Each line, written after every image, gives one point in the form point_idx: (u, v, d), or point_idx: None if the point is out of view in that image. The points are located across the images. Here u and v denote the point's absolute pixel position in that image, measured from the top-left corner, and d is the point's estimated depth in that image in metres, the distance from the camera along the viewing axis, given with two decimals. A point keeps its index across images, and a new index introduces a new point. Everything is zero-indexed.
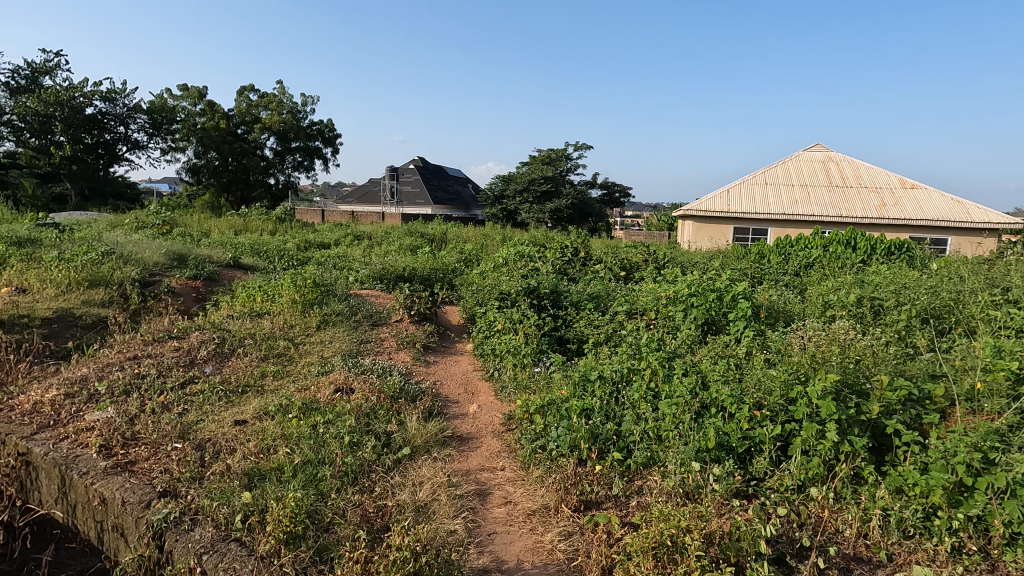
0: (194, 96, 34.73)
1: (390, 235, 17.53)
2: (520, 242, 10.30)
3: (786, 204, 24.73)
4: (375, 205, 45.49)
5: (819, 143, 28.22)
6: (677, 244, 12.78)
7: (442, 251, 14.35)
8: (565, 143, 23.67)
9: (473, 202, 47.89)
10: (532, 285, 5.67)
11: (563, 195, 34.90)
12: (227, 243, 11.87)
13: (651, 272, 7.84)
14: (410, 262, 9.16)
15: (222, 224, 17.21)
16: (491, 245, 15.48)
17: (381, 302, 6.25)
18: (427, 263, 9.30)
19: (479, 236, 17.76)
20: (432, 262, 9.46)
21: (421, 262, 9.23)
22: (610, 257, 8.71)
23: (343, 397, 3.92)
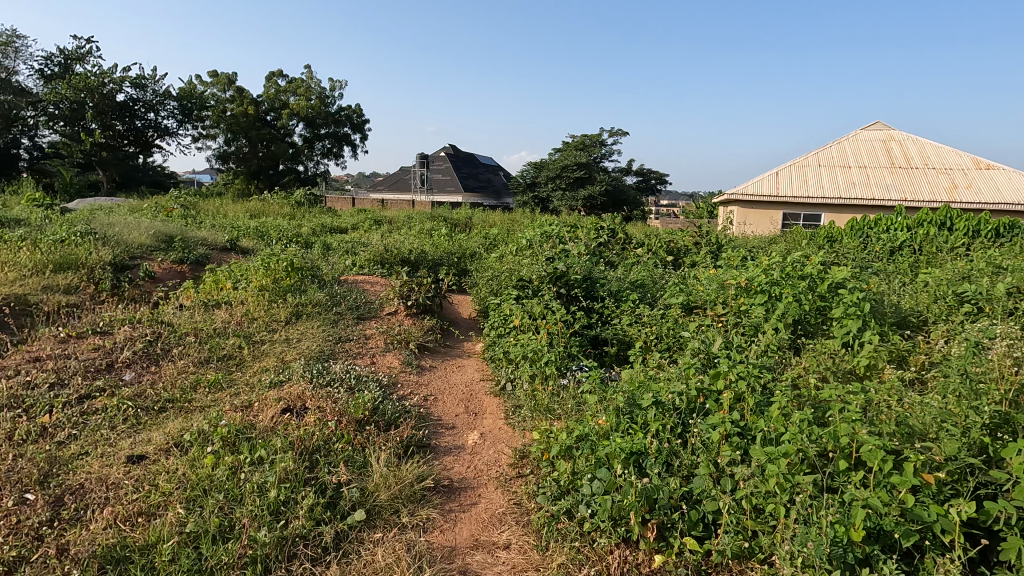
0: (224, 82, 34.59)
1: (412, 220, 16.53)
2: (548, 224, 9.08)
3: (843, 188, 22.70)
4: (405, 193, 44.86)
5: (879, 120, 25.86)
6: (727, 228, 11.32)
7: (465, 237, 13.22)
8: (600, 126, 22.23)
9: (504, 190, 46.67)
10: (559, 271, 4.46)
11: (598, 181, 33.34)
12: (232, 226, 11.02)
13: (704, 257, 6.53)
14: (422, 245, 8.04)
15: (238, 209, 16.48)
16: (518, 230, 14.25)
17: (374, 290, 5.14)
18: (442, 247, 8.19)
19: (507, 221, 16.59)
20: (448, 246, 8.34)
21: (434, 246, 8.11)
22: (654, 240, 7.41)
23: (291, 423, 2.82)
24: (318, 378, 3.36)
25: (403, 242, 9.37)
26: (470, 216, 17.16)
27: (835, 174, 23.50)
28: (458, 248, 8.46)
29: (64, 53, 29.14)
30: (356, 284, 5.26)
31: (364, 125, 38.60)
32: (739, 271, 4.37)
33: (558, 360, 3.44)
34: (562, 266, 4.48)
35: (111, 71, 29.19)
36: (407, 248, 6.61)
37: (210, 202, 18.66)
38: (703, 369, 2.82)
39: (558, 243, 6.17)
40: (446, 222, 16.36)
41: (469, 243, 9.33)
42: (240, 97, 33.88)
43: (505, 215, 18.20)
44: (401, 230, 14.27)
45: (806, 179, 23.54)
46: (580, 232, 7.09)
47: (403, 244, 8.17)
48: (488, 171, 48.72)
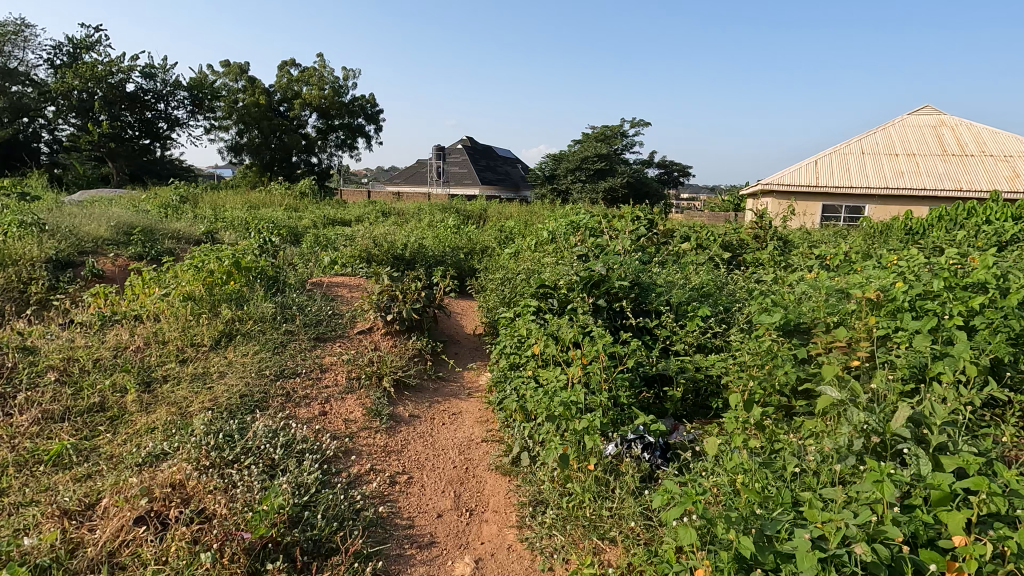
0: (235, 71, 33.82)
1: (422, 212, 15.32)
2: (572, 215, 7.81)
3: (890, 177, 21.00)
4: (421, 185, 43.80)
5: (928, 104, 23.90)
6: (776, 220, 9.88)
7: (477, 231, 12.00)
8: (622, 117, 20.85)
9: (522, 182, 45.38)
10: (597, 276, 3.21)
11: (619, 173, 31.89)
12: (219, 217, 9.93)
13: (771, 254, 5.21)
14: (424, 239, 6.84)
15: (238, 201, 15.47)
16: (536, 224, 12.97)
17: (350, 296, 3.93)
18: (448, 242, 6.97)
19: (524, 214, 15.30)
20: (454, 240, 7.14)
21: (437, 241, 6.91)
22: (703, 233, 6.10)
23: (145, 555, 1.62)
24: (223, 447, 2.13)
25: (406, 236, 8.21)
26: (484, 208, 15.91)
27: (880, 163, 21.76)
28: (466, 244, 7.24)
29: (73, 42, 28.49)
30: (328, 289, 4.06)
31: (379, 116, 37.58)
32: (856, 280, 3.08)
33: (603, 418, 2.19)
34: (603, 268, 3.23)
35: (120, 60, 28.50)
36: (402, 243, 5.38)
37: (212, 194, 17.73)
38: (888, 473, 1.54)
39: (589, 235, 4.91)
40: (459, 214, 15.13)
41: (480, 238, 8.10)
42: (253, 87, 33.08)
43: (522, 207, 16.92)
44: (408, 223, 13.11)
45: (848, 168, 21.86)
46: (613, 222, 5.82)
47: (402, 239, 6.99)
48: (505, 163, 47.42)
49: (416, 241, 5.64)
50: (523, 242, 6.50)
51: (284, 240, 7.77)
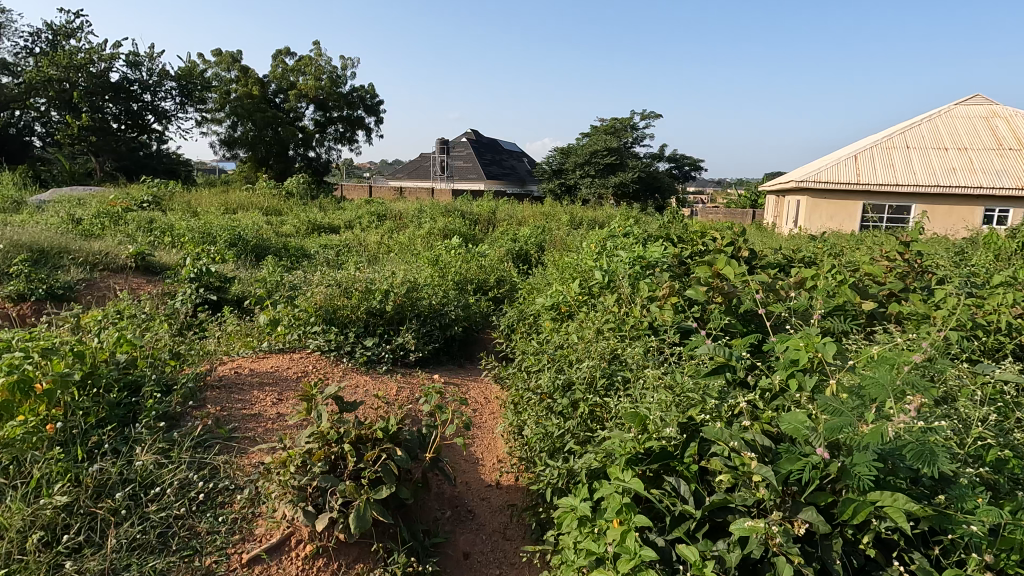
0: (227, 61, 32.07)
1: (423, 214, 13.50)
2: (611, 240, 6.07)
3: (939, 174, 19.11)
4: (424, 181, 42.04)
5: (979, 93, 21.85)
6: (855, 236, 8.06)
7: (484, 246, 10.21)
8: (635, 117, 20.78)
9: (529, 177, 43.49)
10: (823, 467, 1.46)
11: (631, 168, 29.83)
12: (174, 227, 8.19)
13: (942, 310, 3.48)
14: (420, 270, 5.10)
15: (213, 203, 13.62)
16: (553, 233, 11.13)
17: (268, 432, 2.47)
18: (452, 273, 5.21)
19: (540, 217, 13.46)
20: (461, 269, 5.40)
21: (438, 271, 5.18)
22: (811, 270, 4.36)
23: None
24: None
25: (398, 262, 6.47)
26: (492, 209, 14.05)
27: (927, 158, 19.84)
28: (476, 277, 5.50)
29: (51, 28, 26.60)
30: (235, 423, 2.45)
31: (379, 108, 35.69)
32: None
33: None
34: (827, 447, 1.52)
35: (102, 48, 26.65)
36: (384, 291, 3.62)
37: (188, 195, 15.89)
38: None
39: (673, 285, 3.19)
40: (463, 216, 13.27)
41: (493, 263, 6.35)
42: (246, 77, 31.30)
43: (534, 209, 15.05)
44: (404, 232, 11.31)
45: (891, 163, 19.97)
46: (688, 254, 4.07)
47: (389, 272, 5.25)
48: (511, 157, 45.53)
49: (404, 283, 3.84)
50: (553, 281, 4.77)
51: (239, 268, 6.02)
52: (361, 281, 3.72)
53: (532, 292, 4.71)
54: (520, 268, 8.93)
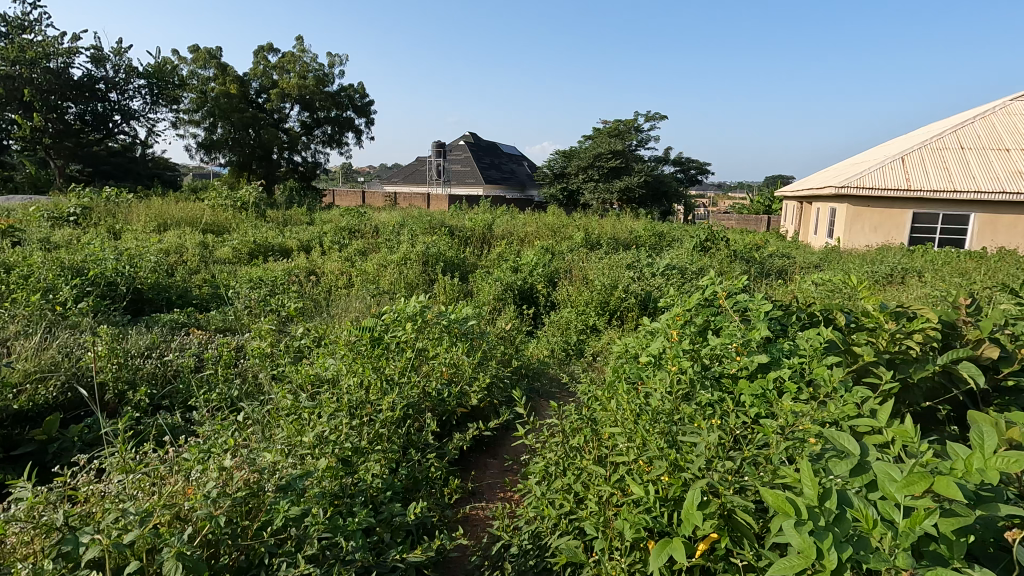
0: (203, 57, 29.61)
1: (403, 229, 11.06)
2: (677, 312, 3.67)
3: (1004, 179, 16.62)
4: (418, 186, 39.77)
5: None
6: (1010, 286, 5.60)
7: (474, 283, 7.70)
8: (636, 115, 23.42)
9: (528, 181, 41.05)
10: None
11: (636, 171, 27.41)
12: (24, 264, 5.69)
13: None
14: (336, 394, 2.69)
15: (145, 216, 11.14)
16: (565, 259, 8.60)
17: None
18: (401, 401, 2.68)
19: (546, 234, 11.05)
20: (417, 387, 2.90)
21: (366, 406, 2.65)
22: None
23: None
24: None
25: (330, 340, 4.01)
26: (487, 221, 11.48)
27: (987, 161, 17.36)
28: (441, 401, 2.96)
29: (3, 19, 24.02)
30: None
31: (369, 108, 33.21)
32: None
33: None
34: None
35: (59, 41, 24.04)
36: (127, 539, 1.69)
37: (128, 205, 13.40)
38: None
39: None
40: (451, 234, 10.74)
41: (488, 341, 3.85)
42: (223, 74, 28.80)
43: (539, 222, 12.47)
44: (372, 257, 8.83)
45: (945, 166, 17.52)
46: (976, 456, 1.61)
47: (279, 408, 2.79)
48: (510, 160, 43.09)
49: (185, 503, 1.88)
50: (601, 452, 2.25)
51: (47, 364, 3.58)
52: (60, 551, 1.72)
53: (556, 481, 2.19)
54: (522, 319, 6.52)
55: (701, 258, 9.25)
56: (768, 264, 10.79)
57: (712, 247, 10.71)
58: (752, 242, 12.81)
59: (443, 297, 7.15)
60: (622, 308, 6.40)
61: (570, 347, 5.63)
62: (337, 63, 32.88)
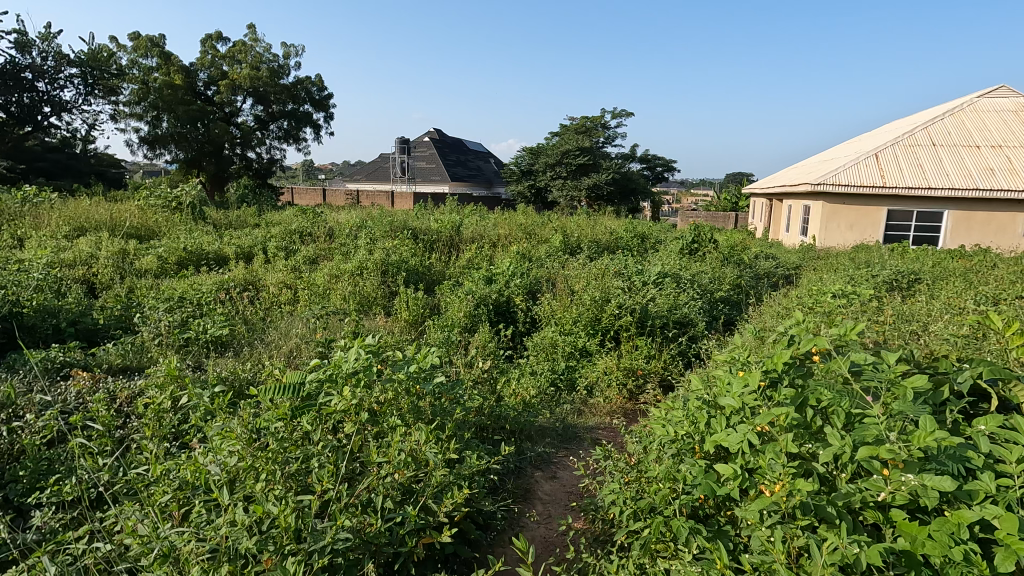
0: (145, 45, 27.43)
1: (361, 232, 9.96)
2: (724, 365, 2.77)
3: (976, 175, 16.51)
4: (382, 184, 38.29)
5: (1004, 85, 19.46)
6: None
7: (441, 296, 6.71)
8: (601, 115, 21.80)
9: (496, 178, 40.05)
10: None
11: (604, 168, 26.74)
12: None
13: None
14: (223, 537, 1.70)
15: (59, 218, 9.65)
16: (544, 266, 7.67)
17: None
18: (324, 562, 1.70)
19: (519, 237, 10.11)
20: (351, 520, 1.92)
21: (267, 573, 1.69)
22: None
23: None
24: None
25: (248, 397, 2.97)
26: (454, 222, 10.42)
27: (958, 157, 17.27)
28: (392, 533, 2.03)
29: None
30: None
31: (328, 102, 31.50)
32: None
33: None
34: None
35: None
36: None
37: (44, 206, 11.78)
38: None
39: None
40: (415, 238, 9.65)
41: (460, 400, 2.89)
42: (167, 64, 26.74)
43: (511, 222, 11.49)
44: (324, 266, 7.68)
45: (918, 163, 17.36)
46: None
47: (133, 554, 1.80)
48: (476, 157, 41.93)
49: None
50: None
51: None
52: None
53: None
54: (496, 340, 5.57)
55: (691, 263, 8.45)
56: (758, 267, 10.09)
57: (699, 249, 9.94)
58: (735, 243, 12.17)
59: (405, 314, 6.09)
60: (616, 326, 5.49)
61: (558, 378, 4.71)
62: (291, 54, 31.06)
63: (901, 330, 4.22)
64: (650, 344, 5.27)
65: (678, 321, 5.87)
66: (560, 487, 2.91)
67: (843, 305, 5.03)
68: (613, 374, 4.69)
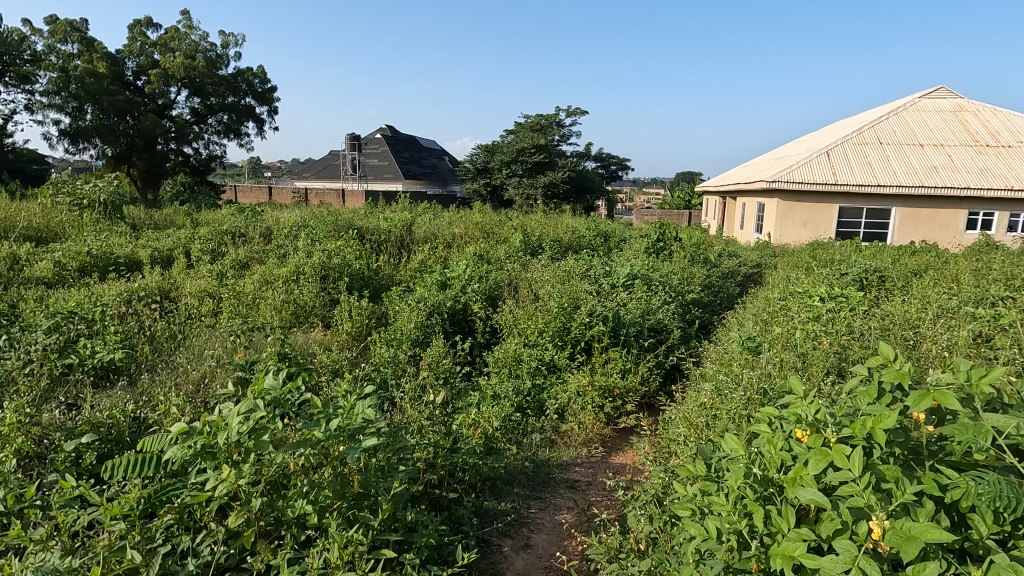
0: (63, 29, 25.04)
1: (301, 232, 9.04)
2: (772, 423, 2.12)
3: (921, 173, 16.91)
4: (332, 182, 36.73)
5: (943, 85, 20.13)
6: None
7: (389, 304, 5.97)
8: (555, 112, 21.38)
9: (451, 176, 39.14)
10: None
11: (560, 166, 26.36)
12: None
13: None
14: None
15: None
16: (503, 268, 7.03)
17: None
18: None
19: (476, 237, 9.42)
20: None
21: None
22: None
23: None
24: None
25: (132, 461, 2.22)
26: (405, 221, 9.62)
27: (904, 155, 17.68)
28: None
29: None
30: None
31: (272, 95, 29.72)
32: None
33: None
34: None
35: None
36: None
37: None
38: None
39: None
40: (361, 239, 8.81)
41: (400, 458, 2.30)
42: (89, 50, 24.54)
43: (467, 221, 10.77)
44: (254, 270, 6.77)
45: (867, 161, 17.69)
46: None
47: None
48: (430, 155, 40.86)
49: None
50: None
51: None
52: None
53: None
54: (451, 356, 4.89)
55: (659, 262, 8.00)
56: (724, 266, 9.77)
57: (664, 248, 9.52)
58: (698, 241, 11.86)
59: (347, 327, 5.35)
60: (586, 336, 4.91)
61: (524, 401, 4.11)
62: (229, 43, 29.17)
63: (900, 340, 3.84)
64: (625, 357, 4.74)
65: (652, 329, 5.36)
66: (535, 563, 2.35)
67: (830, 310, 4.64)
68: (587, 395, 4.13)
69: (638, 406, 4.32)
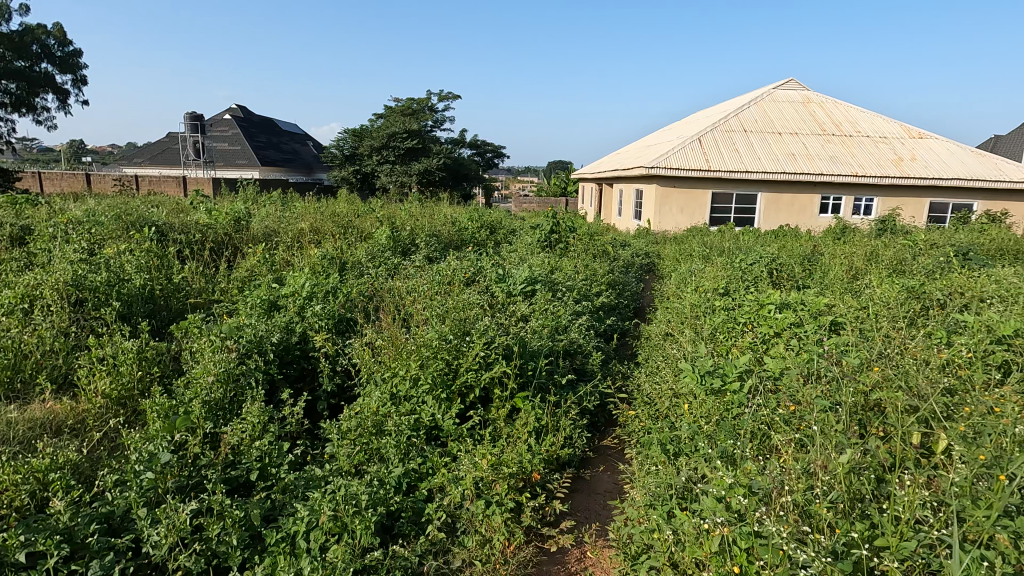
0: None
1: (75, 230, 6.42)
2: None
3: (782, 160, 17.66)
4: (168, 168, 31.45)
5: (792, 78, 21.46)
6: (998, 307, 4.04)
7: (184, 341, 3.96)
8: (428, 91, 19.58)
9: (315, 163, 35.46)
10: None
11: (434, 152, 24.54)
12: None
13: None
14: None
15: None
16: (364, 275, 5.27)
17: None
18: None
19: (332, 232, 7.46)
20: None
21: None
22: None
23: None
24: None
25: None
26: (235, 213, 7.35)
27: (766, 143, 18.41)
28: None
29: None
30: None
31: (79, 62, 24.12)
32: None
33: None
34: None
35: None
36: None
37: None
38: None
39: None
40: (165, 241, 6.42)
41: None
42: None
43: (323, 212, 8.70)
44: None
45: (735, 148, 18.15)
46: None
47: None
48: (289, 138, 36.67)
49: None
50: None
51: None
52: None
53: None
54: (272, 428, 3.10)
55: (558, 259, 6.73)
56: (622, 258, 8.82)
57: (559, 240, 8.29)
58: (590, 231, 10.91)
59: (101, 391, 3.32)
60: (483, 382, 3.37)
61: (391, 511, 2.51)
62: None
63: (909, 370, 2.81)
64: (538, 410, 3.31)
65: (567, 356, 3.98)
66: None
67: (791, 328, 3.60)
68: (493, 491, 2.64)
69: (564, 488, 2.93)
